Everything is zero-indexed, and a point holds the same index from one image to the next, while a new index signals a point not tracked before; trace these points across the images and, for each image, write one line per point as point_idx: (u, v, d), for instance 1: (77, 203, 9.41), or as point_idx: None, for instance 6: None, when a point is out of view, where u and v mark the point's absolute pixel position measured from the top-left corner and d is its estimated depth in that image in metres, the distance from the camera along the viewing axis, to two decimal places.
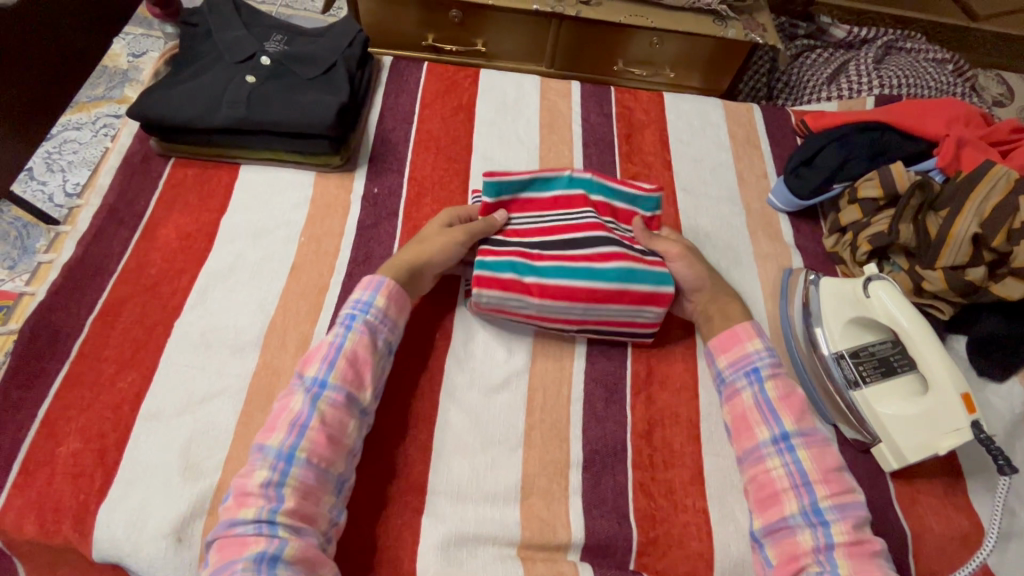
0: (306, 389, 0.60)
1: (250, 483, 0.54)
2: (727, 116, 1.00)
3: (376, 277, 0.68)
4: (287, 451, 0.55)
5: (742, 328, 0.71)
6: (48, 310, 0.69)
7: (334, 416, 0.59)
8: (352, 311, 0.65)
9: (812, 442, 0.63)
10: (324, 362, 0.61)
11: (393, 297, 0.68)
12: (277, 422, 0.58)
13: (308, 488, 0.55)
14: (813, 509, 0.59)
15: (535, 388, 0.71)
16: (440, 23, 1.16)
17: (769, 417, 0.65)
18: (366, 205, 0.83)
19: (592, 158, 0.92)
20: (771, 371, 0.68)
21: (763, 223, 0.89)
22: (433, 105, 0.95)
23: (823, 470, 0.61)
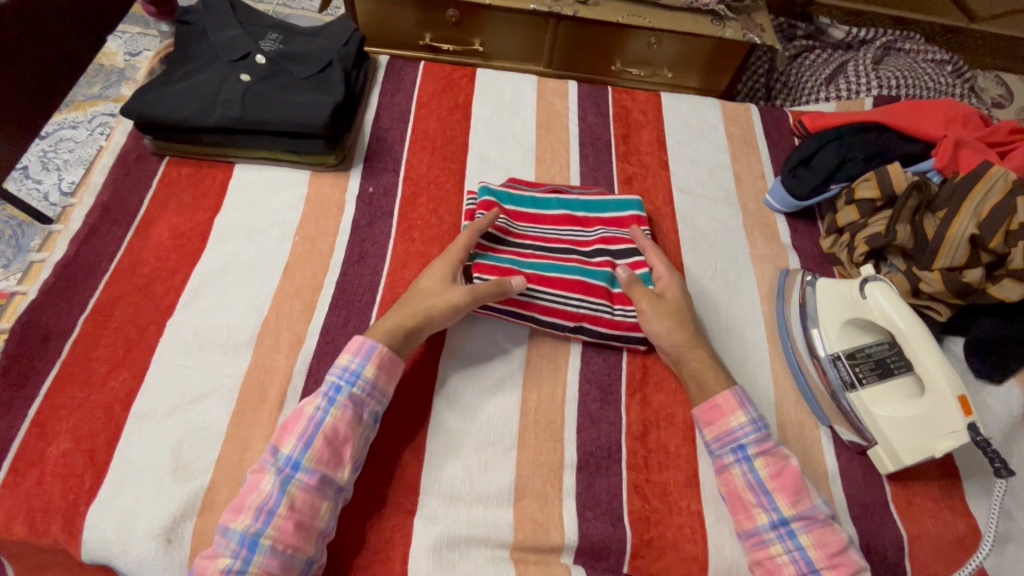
0: (278, 469, 0.57)
1: (212, 567, 0.53)
2: (725, 116, 0.99)
3: (364, 341, 0.64)
4: (252, 536, 0.53)
5: (723, 400, 0.66)
6: (40, 309, 0.68)
7: (303, 499, 0.56)
8: (336, 380, 0.62)
9: (766, 451, 0.64)
10: (300, 439, 0.58)
11: (384, 365, 0.64)
12: (244, 503, 0.55)
13: (273, 572, 0.53)
14: (781, 524, 0.60)
15: (530, 389, 0.70)
16: (437, 23, 1.15)
17: (765, 502, 0.61)
18: (361, 204, 0.82)
19: (589, 158, 0.92)
20: (759, 447, 0.64)
21: (760, 224, 0.88)
22: (429, 104, 0.94)
23: (780, 481, 0.62)
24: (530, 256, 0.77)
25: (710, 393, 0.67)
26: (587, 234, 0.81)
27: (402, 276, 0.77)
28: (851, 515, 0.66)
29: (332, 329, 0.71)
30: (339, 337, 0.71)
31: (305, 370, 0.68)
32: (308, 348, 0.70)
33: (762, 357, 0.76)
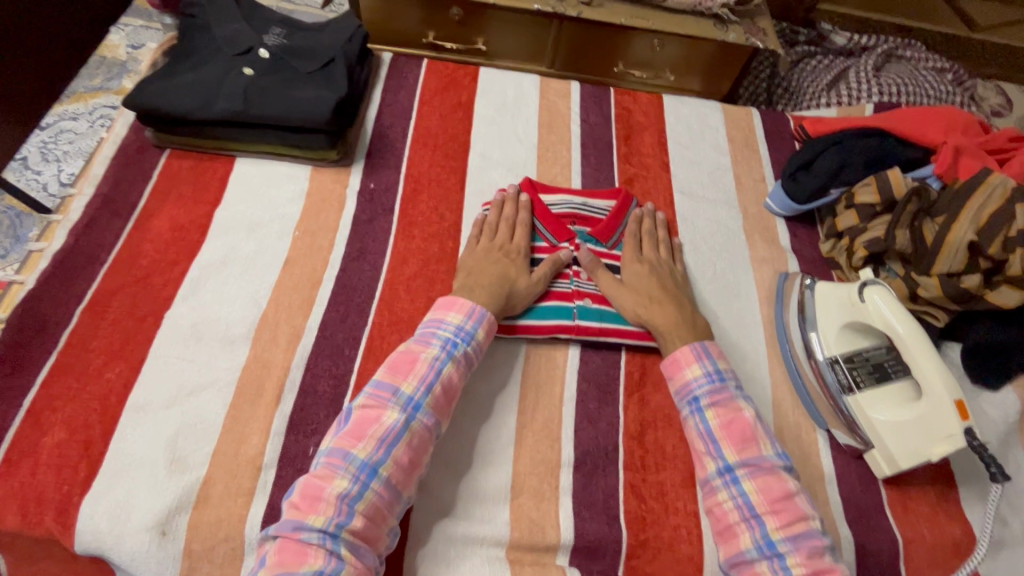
0: (401, 405, 0.58)
1: (326, 490, 0.53)
2: (726, 120, 1.00)
3: (476, 306, 0.66)
4: (373, 465, 0.55)
5: (681, 354, 0.67)
6: (37, 299, 0.67)
7: (421, 439, 0.58)
8: (453, 336, 0.64)
9: (718, 402, 0.64)
10: (422, 382, 0.60)
11: (489, 333, 0.67)
12: (365, 432, 0.56)
13: (377, 509, 0.54)
14: (727, 470, 0.60)
15: (528, 386, 0.71)
16: (441, 21, 1.15)
17: (711, 448, 0.62)
18: (362, 199, 0.82)
19: (590, 158, 0.92)
20: (711, 399, 0.64)
21: (760, 227, 0.89)
22: (431, 102, 0.94)
23: (729, 430, 0.62)
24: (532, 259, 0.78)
25: (673, 349, 0.69)
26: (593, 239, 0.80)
27: (402, 273, 0.77)
28: (847, 518, 0.66)
29: (330, 325, 0.71)
30: (338, 333, 0.71)
31: (303, 365, 0.68)
32: (306, 343, 0.70)
33: (760, 360, 0.76)
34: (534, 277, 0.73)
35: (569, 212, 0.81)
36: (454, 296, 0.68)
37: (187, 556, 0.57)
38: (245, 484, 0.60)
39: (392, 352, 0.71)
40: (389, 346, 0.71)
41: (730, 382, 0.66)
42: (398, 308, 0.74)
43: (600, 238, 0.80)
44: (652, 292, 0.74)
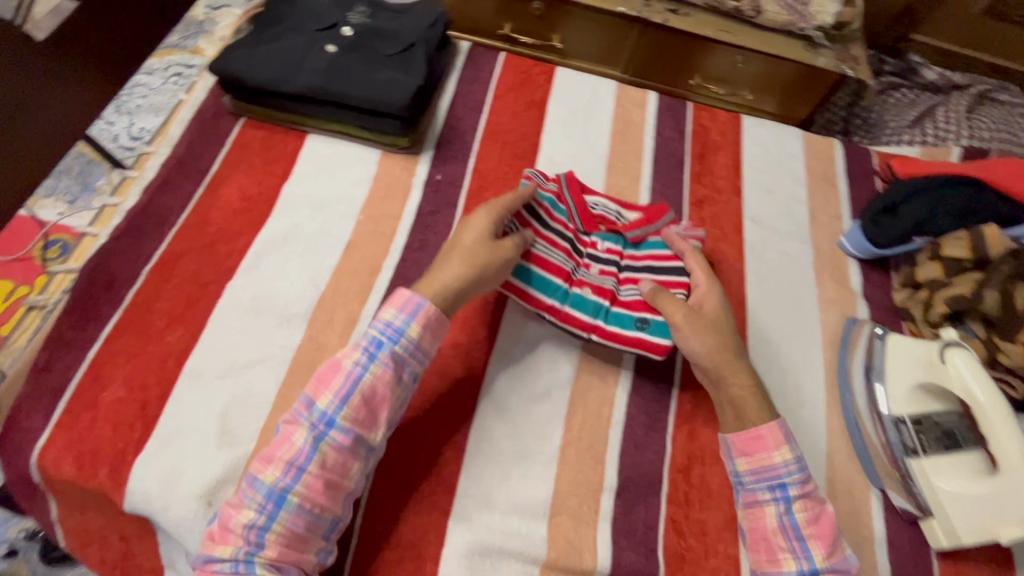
0: (311, 424, 0.56)
1: (233, 519, 0.53)
2: (807, 149, 0.95)
3: (412, 297, 0.61)
4: (279, 492, 0.53)
5: (768, 431, 0.62)
6: (108, 254, 0.68)
7: (335, 459, 0.55)
8: (380, 335, 0.60)
9: (807, 494, 0.61)
10: (335, 396, 0.56)
11: (429, 326, 0.61)
12: (274, 454, 0.55)
13: (296, 533, 0.53)
14: (810, 574, 0.58)
15: (577, 402, 0.69)
16: (519, 12, 1.11)
17: (796, 545, 0.60)
18: (428, 190, 0.81)
19: (661, 174, 0.89)
20: (801, 490, 0.61)
21: (831, 266, 0.85)
22: (505, 96, 0.92)
23: (818, 527, 0.60)
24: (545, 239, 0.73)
25: (750, 423, 0.63)
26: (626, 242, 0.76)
27: None
28: None
29: None
30: None
31: None
32: (360, 331, 0.69)
33: (816, 407, 0.74)
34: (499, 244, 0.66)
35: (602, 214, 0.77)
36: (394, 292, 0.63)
37: None
38: None
39: (444, 350, 0.70)
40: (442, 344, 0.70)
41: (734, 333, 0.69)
42: (454, 306, 0.73)
43: (621, 233, 0.76)
44: (722, 342, 0.66)
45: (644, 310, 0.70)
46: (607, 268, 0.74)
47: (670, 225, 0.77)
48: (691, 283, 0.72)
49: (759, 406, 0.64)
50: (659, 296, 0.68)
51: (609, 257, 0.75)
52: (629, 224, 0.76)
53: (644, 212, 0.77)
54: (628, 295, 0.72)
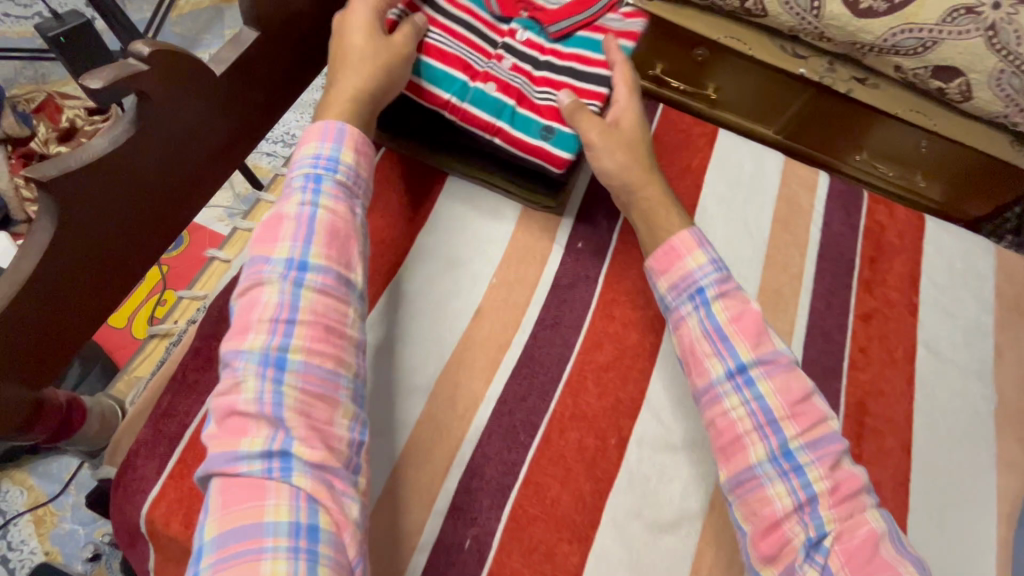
0: (282, 273, 0.50)
1: (237, 400, 0.46)
2: (998, 269, 0.82)
3: (331, 124, 0.55)
4: (274, 354, 0.47)
5: (696, 297, 0.59)
6: (236, 290, 0.64)
7: (324, 302, 0.50)
8: (314, 167, 0.53)
9: (798, 413, 0.54)
10: (297, 235, 0.51)
11: (361, 153, 0.56)
12: (249, 320, 0.49)
13: (315, 394, 0.47)
14: (807, 500, 0.51)
15: (708, 540, 0.62)
16: (678, 56, 1.01)
17: (722, 350, 0.56)
18: (567, 258, 0.74)
19: (826, 275, 0.78)
20: (792, 417, 0.54)
21: (1015, 420, 0.73)
22: (660, 158, 0.83)
23: (814, 445, 0.53)
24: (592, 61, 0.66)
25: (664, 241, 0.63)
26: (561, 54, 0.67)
27: (595, 359, 0.68)
28: None
29: (510, 400, 0.65)
30: (517, 412, 0.64)
31: (476, 440, 0.62)
32: (482, 414, 0.63)
33: None
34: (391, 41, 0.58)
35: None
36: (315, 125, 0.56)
37: None
38: (400, 562, 0.57)
39: (569, 453, 0.63)
40: (567, 445, 0.63)
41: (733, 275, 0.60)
42: (584, 401, 0.66)
43: (543, 23, 0.67)
44: (651, 181, 0.66)
45: (561, 122, 0.64)
46: (522, 65, 0.66)
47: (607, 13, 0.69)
48: (610, 97, 0.66)
49: (678, 222, 0.64)
50: (578, 110, 0.62)
51: (528, 50, 0.67)
52: (554, 9, 0.67)
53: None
54: (542, 100, 0.65)
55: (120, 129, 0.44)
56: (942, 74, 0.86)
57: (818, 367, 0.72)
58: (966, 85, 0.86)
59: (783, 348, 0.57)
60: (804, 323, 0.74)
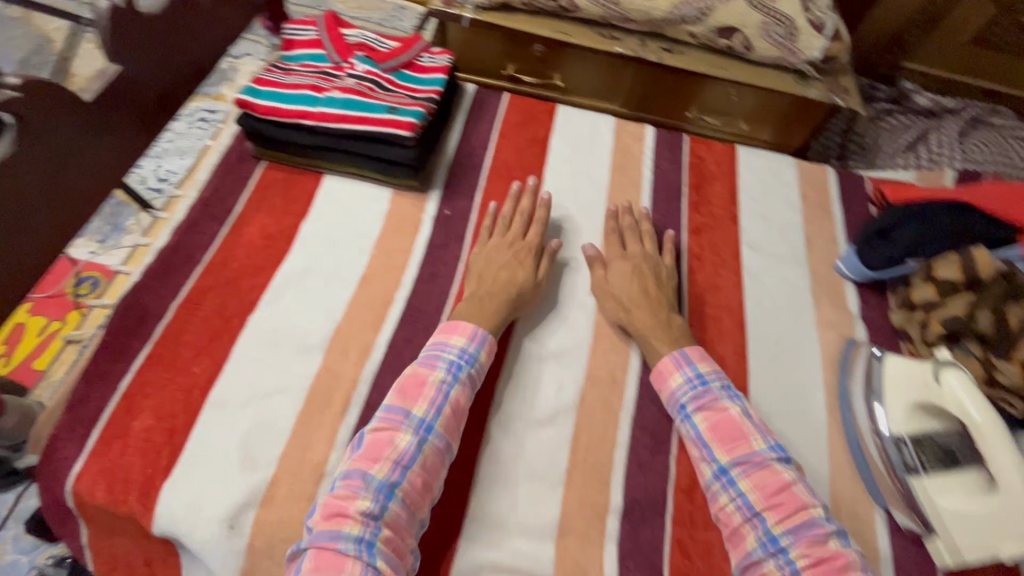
0: (412, 428, 0.63)
1: (351, 506, 0.57)
2: (800, 177, 0.99)
3: (478, 329, 0.71)
4: (389, 486, 0.59)
5: (662, 364, 0.73)
6: (141, 292, 0.73)
7: (432, 460, 0.62)
8: (455, 359, 0.68)
9: (716, 422, 0.68)
10: (431, 405, 0.64)
11: (490, 353, 0.71)
12: (379, 454, 0.60)
13: (398, 525, 0.58)
14: (721, 472, 0.65)
15: (582, 424, 0.72)
16: (521, 56, 1.19)
17: (724, 484, 0.65)
18: (437, 225, 0.86)
19: (659, 204, 0.93)
20: (696, 404, 0.69)
21: (828, 289, 0.87)
22: (509, 135, 0.98)
23: (735, 454, 0.66)
24: (422, 80, 0.89)
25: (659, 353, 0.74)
26: (392, 76, 0.88)
27: (469, 300, 0.80)
28: None
29: (397, 344, 0.75)
30: (404, 352, 0.74)
31: (370, 380, 0.72)
32: (373, 359, 0.73)
33: (818, 427, 0.76)
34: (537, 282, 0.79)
35: (359, 42, 0.91)
36: (459, 320, 0.72)
37: (249, 551, 0.60)
38: (308, 490, 0.64)
39: None
40: None
41: (714, 385, 0.71)
42: None
43: (376, 60, 0.89)
44: (648, 298, 0.78)
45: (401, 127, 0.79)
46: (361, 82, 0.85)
47: (423, 53, 0.93)
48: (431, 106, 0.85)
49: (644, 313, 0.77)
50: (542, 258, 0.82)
51: (368, 76, 0.86)
52: (385, 52, 0.91)
53: (402, 42, 0.93)
54: (386, 95, 0.83)
55: (2, 143, 0.53)
56: (723, 33, 1.09)
57: None
58: (744, 39, 1.09)
59: (731, 407, 0.69)
60: (646, 245, 0.88)
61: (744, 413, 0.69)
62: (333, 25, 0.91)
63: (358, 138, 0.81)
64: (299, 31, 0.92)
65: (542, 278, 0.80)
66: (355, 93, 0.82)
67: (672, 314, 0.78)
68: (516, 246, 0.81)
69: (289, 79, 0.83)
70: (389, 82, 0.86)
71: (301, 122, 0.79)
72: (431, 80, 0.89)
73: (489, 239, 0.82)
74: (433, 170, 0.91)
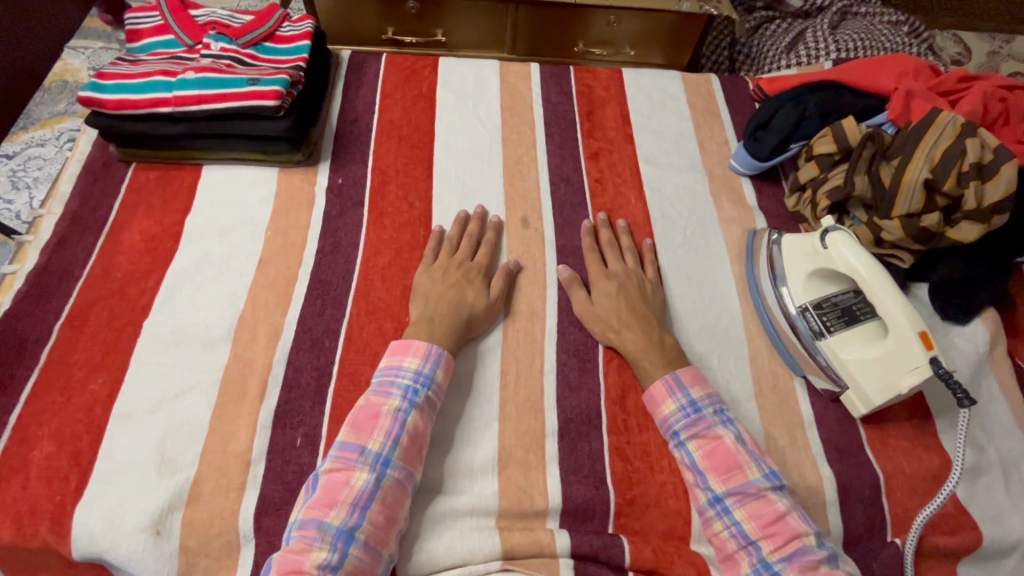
0: (369, 465, 0.59)
1: (307, 560, 0.54)
2: (686, 88, 1.01)
3: (433, 347, 0.67)
4: (348, 531, 0.55)
5: (655, 389, 0.67)
6: (16, 319, 0.68)
7: (393, 495, 0.59)
8: (411, 383, 0.64)
9: (699, 433, 0.64)
10: (387, 437, 0.60)
11: (449, 371, 0.67)
12: (336, 499, 0.57)
13: (362, 568, 0.55)
14: (717, 501, 0.61)
15: (509, 359, 0.72)
16: (398, 15, 1.18)
17: (700, 482, 0.63)
18: (332, 196, 0.84)
19: (554, 136, 0.93)
20: (690, 431, 0.65)
21: (726, 188, 0.90)
22: (393, 95, 0.96)
23: (712, 461, 0.63)
24: (285, 51, 0.86)
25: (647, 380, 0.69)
26: (252, 51, 0.85)
27: (376, 263, 0.78)
28: (828, 459, 0.68)
29: (308, 320, 0.73)
30: (316, 326, 0.72)
31: (284, 360, 0.70)
32: (285, 339, 0.71)
33: (733, 316, 0.78)
34: (491, 300, 0.74)
35: (211, 21, 0.86)
36: (411, 338, 0.68)
37: (183, 553, 0.58)
38: (236, 479, 0.62)
39: (372, 340, 0.72)
40: (369, 335, 0.72)
41: (707, 410, 0.65)
42: (374, 297, 0.75)
43: (231, 36, 0.84)
44: (638, 315, 0.73)
45: (264, 97, 0.76)
46: (218, 61, 0.82)
47: (283, 24, 0.90)
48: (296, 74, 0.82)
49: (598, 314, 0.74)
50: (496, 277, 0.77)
51: (225, 54, 0.82)
52: (240, 27, 0.86)
53: (257, 15, 0.89)
54: (246, 70, 0.80)
55: None
56: None
57: (565, 205, 0.86)
58: None
59: (725, 433, 0.64)
60: (546, 178, 0.88)
61: (738, 440, 0.64)
62: (178, 6, 0.86)
63: (224, 117, 0.78)
64: (143, 18, 0.86)
65: (497, 298, 0.75)
66: (210, 71, 0.78)
67: (664, 331, 0.73)
68: (465, 265, 0.76)
69: (137, 68, 0.79)
70: (249, 59, 0.83)
71: (159, 111, 0.76)
72: (296, 51, 0.86)
73: (452, 257, 0.77)
74: (318, 141, 0.87)
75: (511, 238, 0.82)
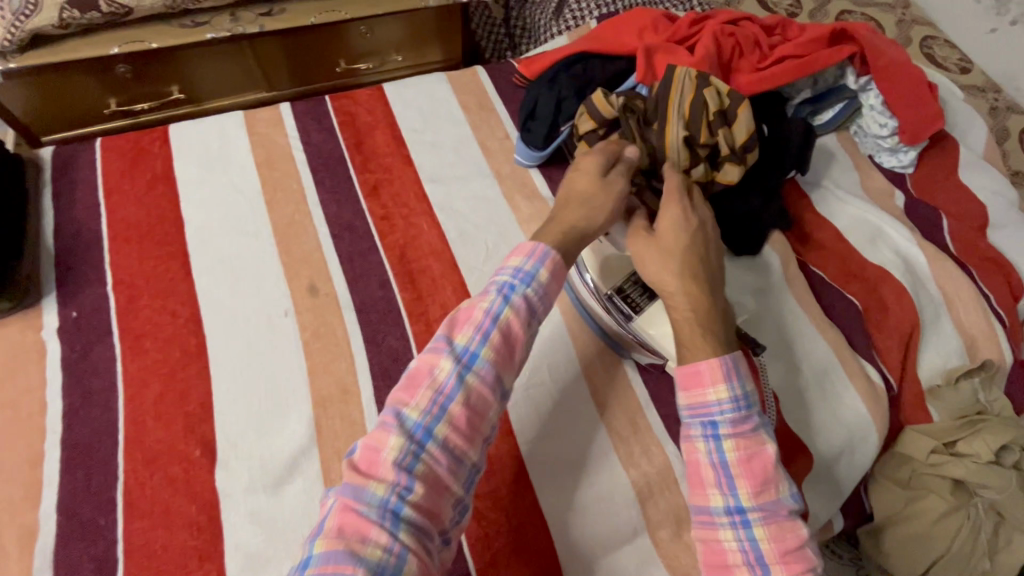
0: (407, 436, 0.48)
1: (357, 547, 0.43)
2: (455, 89, 0.96)
3: (541, 248, 0.58)
4: (393, 508, 0.45)
5: (708, 367, 0.56)
6: None
7: (436, 469, 0.48)
8: (471, 336, 0.53)
9: (741, 435, 0.55)
10: (431, 401, 0.50)
11: (536, 303, 0.56)
12: (373, 470, 0.47)
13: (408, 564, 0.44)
14: (736, 512, 0.54)
15: (329, 457, 0.64)
16: (118, 82, 1.08)
17: (723, 485, 0.55)
18: (67, 336, 0.69)
19: (325, 182, 0.84)
20: (731, 428, 0.55)
21: (518, 185, 0.86)
22: (120, 186, 0.80)
23: (748, 468, 0.54)
24: None
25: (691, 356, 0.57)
26: None
27: (143, 400, 0.66)
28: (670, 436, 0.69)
29: (70, 501, 0.60)
30: (83, 505, 0.60)
31: (49, 563, 0.57)
32: (45, 536, 0.58)
33: (554, 319, 0.76)
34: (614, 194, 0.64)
35: None
36: (524, 242, 0.59)
37: None
38: None
39: (159, 496, 0.61)
40: (153, 490, 0.61)
41: (755, 409, 0.56)
42: (150, 443, 0.64)
43: None
44: (674, 259, 0.61)
45: None
46: None
47: None
48: None
49: (661, 261, 0.61)
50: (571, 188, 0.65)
51: None
52: None
53: None
54: None
55: None
56: None
57: (355, 256, 0.78)
58: None
59: (769, 446, 0.56)
60: (326, 232, 0.80)
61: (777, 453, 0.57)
62: None
63: None
64: None
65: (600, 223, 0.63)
66: None
67: (694, 266, 0.61)
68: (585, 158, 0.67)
69: None
70: None
71: None
72: None
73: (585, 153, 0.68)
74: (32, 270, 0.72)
75: (302, 314, 0.73)
